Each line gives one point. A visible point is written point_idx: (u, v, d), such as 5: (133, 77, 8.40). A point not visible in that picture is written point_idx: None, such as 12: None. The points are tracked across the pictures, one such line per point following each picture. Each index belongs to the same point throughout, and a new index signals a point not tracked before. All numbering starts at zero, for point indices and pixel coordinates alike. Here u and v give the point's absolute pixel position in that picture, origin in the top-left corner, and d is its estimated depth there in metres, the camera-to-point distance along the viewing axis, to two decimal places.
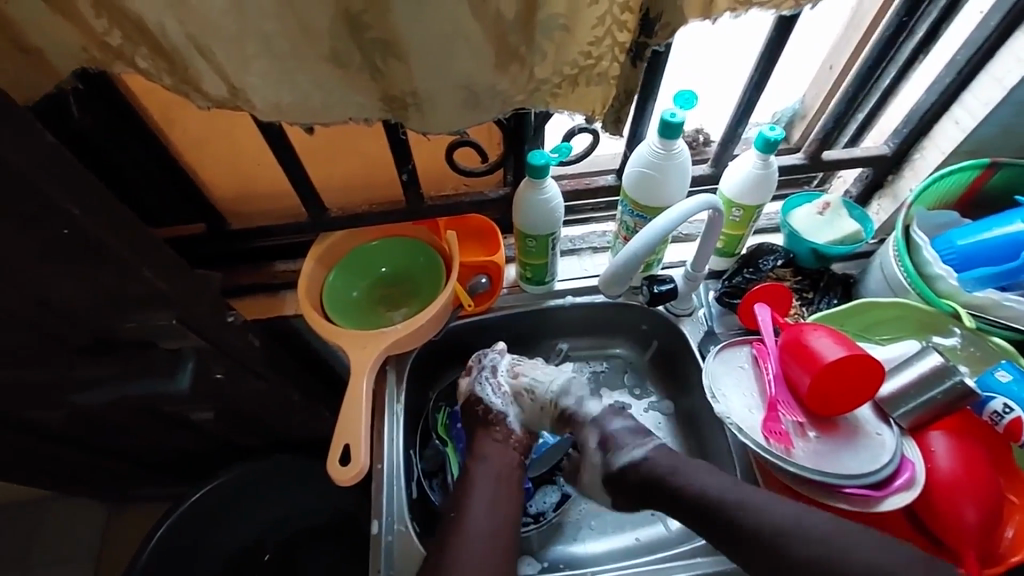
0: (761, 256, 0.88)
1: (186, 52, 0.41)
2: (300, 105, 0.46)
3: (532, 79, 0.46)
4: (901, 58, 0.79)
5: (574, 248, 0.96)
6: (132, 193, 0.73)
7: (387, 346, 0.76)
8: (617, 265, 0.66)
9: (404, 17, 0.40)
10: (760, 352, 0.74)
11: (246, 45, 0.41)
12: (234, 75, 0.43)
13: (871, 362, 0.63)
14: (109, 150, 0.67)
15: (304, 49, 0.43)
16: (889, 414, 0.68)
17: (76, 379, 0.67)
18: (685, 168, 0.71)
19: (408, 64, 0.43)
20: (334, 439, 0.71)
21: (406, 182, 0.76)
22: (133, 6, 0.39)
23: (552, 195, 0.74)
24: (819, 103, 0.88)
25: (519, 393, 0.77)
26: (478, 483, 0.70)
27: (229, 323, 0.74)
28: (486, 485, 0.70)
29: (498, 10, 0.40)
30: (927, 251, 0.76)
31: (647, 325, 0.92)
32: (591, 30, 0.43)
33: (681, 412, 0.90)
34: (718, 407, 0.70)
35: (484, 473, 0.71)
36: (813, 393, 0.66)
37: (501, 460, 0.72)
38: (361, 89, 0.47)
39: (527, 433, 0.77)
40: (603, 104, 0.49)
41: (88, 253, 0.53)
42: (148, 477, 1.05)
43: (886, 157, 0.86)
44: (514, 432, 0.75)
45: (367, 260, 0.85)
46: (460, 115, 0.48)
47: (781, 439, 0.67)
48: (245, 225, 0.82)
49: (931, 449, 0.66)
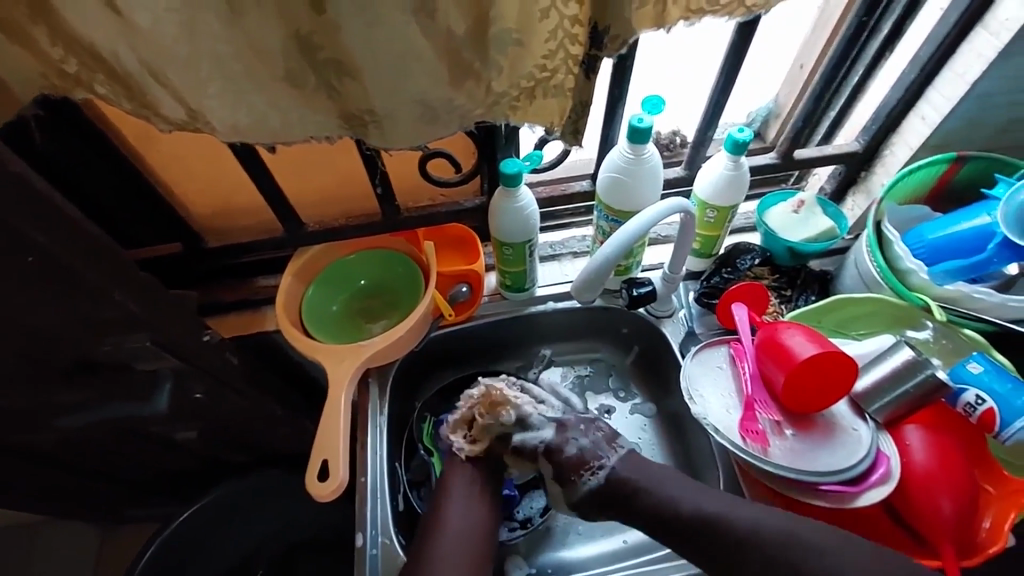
0: (739, 256, 0.89)
1: (141, 78, 0.41)
2: (260, 125, 0.46)
3: (489, 93, 0.46)
4: (868, 56, 0.80)
5: (554, 253, 0.97)
6: (106, 215, 0.73)
7: (365, 358, 0.76)
8: (589, 271, 0.67)
9: (355, 39, 0.40)
10: (736, 351, 0.74)
11: (199, 69, 0.41)
12: (190, 97, 0.43)
13: (843, 358, 0.64)
14: (80, 172, 0.67)
15: (259, 70, 0.43)
16: (864, 409, 0.68)
17: (54, 404, 0.66)
18: (656, 171, 0.72)
19: (364, 83, 0.43)
20: (314, 454, 0.71)
21: (382, 196, 0.77)
22: (85, 33, 0.39)
23: (526, 203, 0.74)
24: (792, 101, 0.89)
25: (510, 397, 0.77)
26: (453, 487, 0.71)
27: (206, 342, 0.73)
28: (461, 483, 0.72)
29: (448, 26, 0.41)
30: (898, 246, 0.77)
31: (628, 328, 0.92)
32: (545, 43, 0.44)
33: (665, 413, 0.90)
34: (696, 409, 0.70)
35: (461, 477, 0.72)
36: (788, 390, 0.66)
37: (473, 465, 0.73)
38: (320, 108, 0.47)
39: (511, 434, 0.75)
40: (561, 115, 0.50)
41: (56, 279, 0.53)
42: (139, 497, 1.05)
43: (857, 154, 0.88)
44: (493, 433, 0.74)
45: (346, 273, 0.85)
46: (420, 130, 0.48)
47: (758, 439, 0.68)
48: (221, 242, 0.82)
49: (906, 442, 0.66)
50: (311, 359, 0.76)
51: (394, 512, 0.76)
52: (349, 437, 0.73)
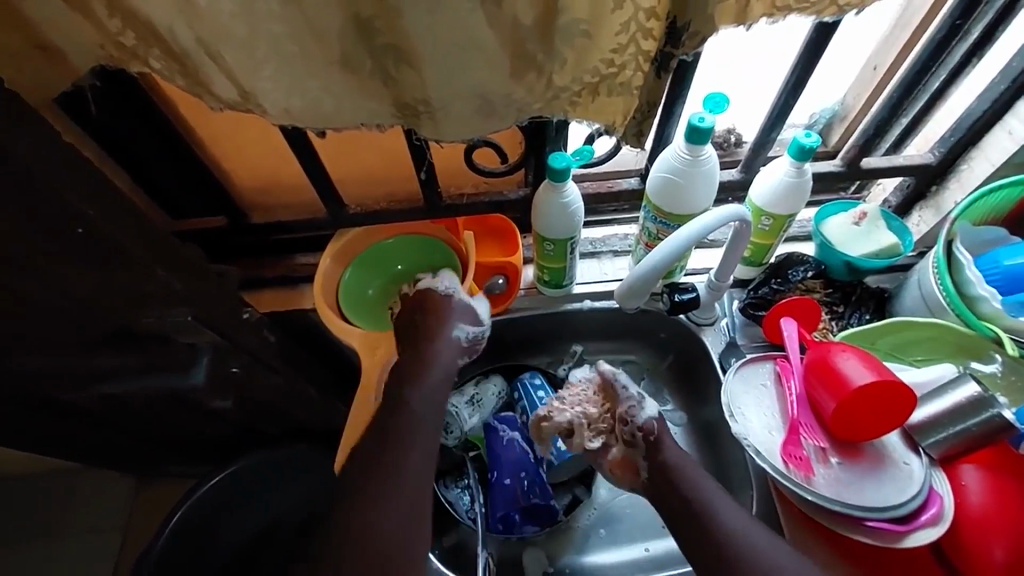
0: (790, 266, 0.85)
1: (195, 55, 0.40)
2: (312, 111, 0.45)
3: (551, 87, 0.44)
4: (952, 62, 0.73)
5: (594, 251, 0.94)
6: (155, 183, 0.74)
7: (400, 349, 0.75)
8: (635, 278, 0.64)
9: (416, 28, 0.38)
10: (783, 369, 0.71)
11: (255, 50, 0.40)
12: (244, 79, 0.41)
13: (903, 388, 0.60)
14: (131, 141, 0.67)
15: (315, 53, 0.41)
16: (918, 442, 0.64)
17: (99, 367, 0.68)
18: (712, 175, 0.69)
19: (420, 72, 0.41)
20: (343, 441, 0.71)
21: (424, 181, 0.75)
22: (142, 9, 0.37)
23: (573, 198, 0.72)
24: (861, 104, 0.83)
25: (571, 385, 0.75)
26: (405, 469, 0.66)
27: (245, 319, 0.74)
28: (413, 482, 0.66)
29: (514, 16, 0.38)
30: (970, 270, 0.72)
31: (666, 333, 0.89)
32: (614, 37, 0.41)
33: (697, 422, 0.88)
34: (736, 428, 0.66)
35: (417, 462, 0.67)
36: (838, 416, 0.63)
37: (438, 429, 0.71)
38: (374, 95, 0.45)
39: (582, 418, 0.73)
40: (624, 116, 0.47)
41: (101, 251, 0.53)
42: (172, 456, 1.08)
43: (931, 166, 0.81)
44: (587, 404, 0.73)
45: (385, 257, 0.85)
46: (474, 124, 0.46)
47: (801, 465, 0.64)
48: (264, 220, 0.82)
49: (961, 483, 0.62)
50: (345, 341, 0.76)
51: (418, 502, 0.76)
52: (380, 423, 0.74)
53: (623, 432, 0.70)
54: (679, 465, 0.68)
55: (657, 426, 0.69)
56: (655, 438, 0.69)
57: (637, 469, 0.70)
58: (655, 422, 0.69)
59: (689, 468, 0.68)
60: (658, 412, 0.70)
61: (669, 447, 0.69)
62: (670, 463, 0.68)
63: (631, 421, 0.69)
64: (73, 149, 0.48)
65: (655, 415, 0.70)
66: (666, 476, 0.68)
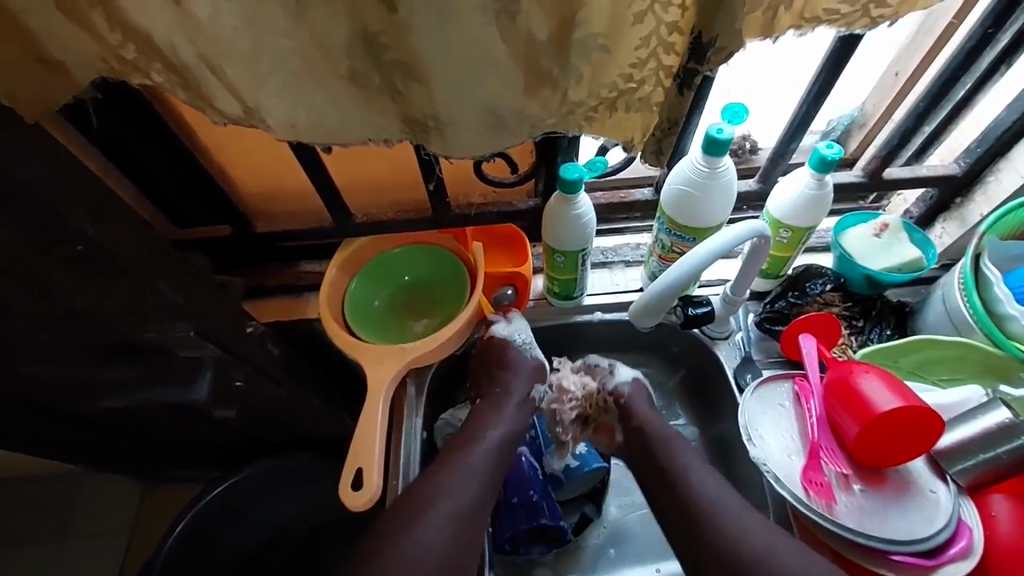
0: (809, 279, 0.82)
1: (196, 70, 0.38)
2: (317, 126, 0.43)
3: (565, 102, 0.42)
4: (980, 69, 0.70)
5: (605, 261, 0.92)
6: (161, 191, 0.73)
7: (407, 362, 0.72)
8: (650, 296, 0.62)
9: (425, 44, 0.36)
10: (802, 390, 0.68)
11: (258, 65, 0.38)
12: (248, 94, 0.39)
13: (930, 413, 0.57)
14: (135, 149, 0.66)
15: (320, 68, 0.39)
16: (944, 469, 0.62)
17: (100, 380, 0.66)
18: (730, 187, 0.66)
19: (429, 88, 0.39)
20: (348, 463, 0.68)
21: (433, 192, 0.74)
22: (140, 23, 0.36)
23: (585, 210, 0.70)
24: (880, 111, 0.80)
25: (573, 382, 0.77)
26: (455, 474, 0.64)
27: (249, 333, 0.72)
28: (464, 485, 0.64)
29: (529, 30, 0.37)
30: (999, 288, 0.69)
31: (679, 347, 0.87)
32: (634, 51, 0.39)
33: (710, 437, 0.85)
34: (754, 452, 0.64)
35: (480, 468, 0.66)
36: (861, 441, 0.60)
37: (501, 445, 0.69)
38: (381, 110, 0.43)
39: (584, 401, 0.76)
40: (643, 133, 0.45)
41: (101, 266, 0.52)
42: (175, 463, 1.07)
43: (955, 177, 0.78)
44: (574, 394, 0.76)
45: (391, 267, 0.82)
46: (486, 141, 0.44)
47: (822, 493, 0.61)
48: (269, 228, 0.81)
49: (991, 513, 0.60)
50: (353, 357, 0.73)
51: None
52: (385, 444, 0.70)
53: (598, 398, 0.76)
54: (655, 431, 0.70)
55: (628, 390, 0.75)
56: (626, 402, 0.74)
57: (612, 435, 0.75)
58: (625, 382, 0.76)
59: (665, 432, 0.70)
60: (630, 377, 0.76)
61: (642, 408, 0.73)
62: (641, 422, 0.71)
63: (604, 386, 0.76)
64: (72, 163, 0.46)
65: (627, 377, 0.76)
66: (639, 441, 0.70)
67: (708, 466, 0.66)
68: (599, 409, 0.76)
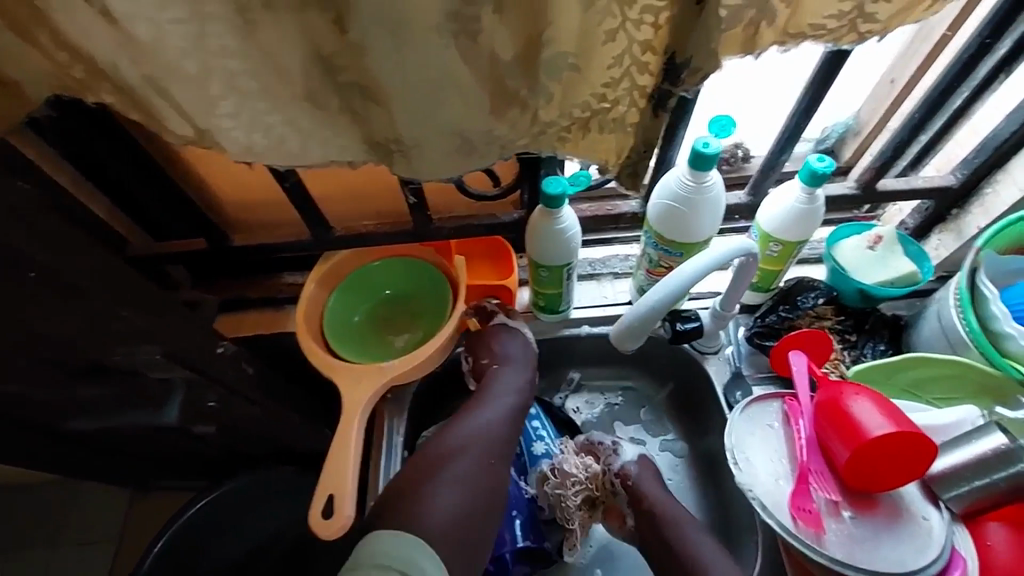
0: (801, 292, 0.80)
1: (143, 92, 0.36)
2: (275, 149, 0.41)
3: (536, 122, 0.40)
4: (978, 78, 0.68)
5: (593, 272, 0.89)
6: (133, 204, 0.71)
7: (386, 382, 0.70)
8: (633, 318, 0.60)
9: (381, 65, 0.34)
10: (792, 410, 0.66)
11: (207, 86, 0.36)
12: (198, 116, 0.37)
13: (923, 439, 0.55)
14: (101, 163, 0.64)
15: (275, 89, 0.37)
16: (938, 495, 0.60)
17: (65, 404, 0.64)
18: (717, 202, 0.64)
19: (390, 109, 0.37)
20: (318, 490, 0.66)
21: (413, 206, 0.71)
22: (80, 43, 0.34)
23: (569, 224, 0.68)
24: (875, 120, 0.78)
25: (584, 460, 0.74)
26: (450, 455, 0.68)
27: (218, 354, 0.70)
28: (462, 466, 0.67)
29: (492, 50, 0.35)
30: (996, 306, 0.67)
31: (668, 361, 0.85)
32: (607, 70, 0.37)
33: (699, 453, 0.83)
34: (741, 477, 0.62)
35: (461, 444, 0.69)
36: (852, 468, 0.58)
37: (491, 424, 0.71)
38: (343, 130, 0.41)
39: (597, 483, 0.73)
40: (617, 154, 0.44)
41: (56, 292, 0.49)
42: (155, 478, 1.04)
43: (952, 188, 0.76)
44: (577, 477, 0.73)
45: (372, 281, 0.80)
46: (455, 163, 0.42)
47: (811, 521, 0.59)
48: (245, 242, 0.77)
49: (987, 542, 0.57)
50: (330, 378, 0.71)
51: None
52: (358, 472, 0.68)
53: (604, 479, 0.73)
54: (665, 514, 0.68)
55: (633, 470, 0.72)
56: (633, 483, 0.71)
57: (622, 518, 0.73)
58: (633, 468, 0.72)
59: (679, 522, 0.68)
60: (636, 456, 0.74)
61: (652, 496, 0.70)
62: (653, 506, 0.69)
63: (609, 467, 0.73)
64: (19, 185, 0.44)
65: (633, 458, 0.73)
66: (651, 527, 0.69)
67: (699, 526, 0.68)
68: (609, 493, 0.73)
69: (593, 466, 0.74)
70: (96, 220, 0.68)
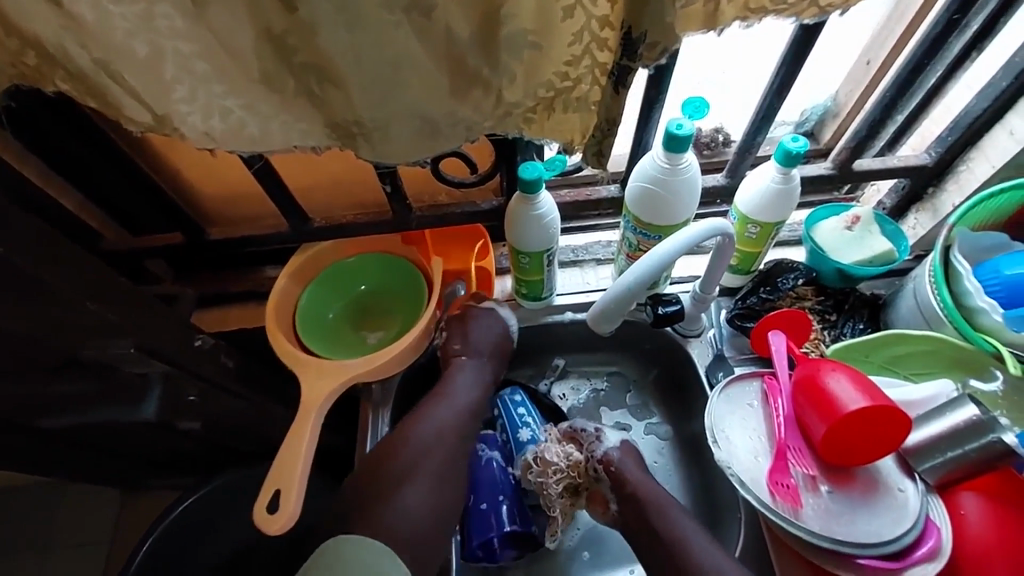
0: (780, 274, 0.80)
1: (96, 77, 0.36)
2: (236, 134, 0.41)
3: (500, 103, 0.40)
4: (952, 54, 0.69)
5: (575, 259, 0.90)
6: (106, 197, 0.70)
7: (347, 380, 0.69)
8: (607, 301, 0.60)
9: (334, 43, 0.34)
10: (770, 388, 0.67)
11: (161, 68, 0.36)
12: (154, 101, 0.37)
13: (898, 413, 0.56)
14: (73, 155, 0.63)
15: (231, 71, 0.37)
16: (913, 467, 0.61)
17: (38, 404, 0.63)
18: (694, 184, 0.64)
19: (349, 91, 0.37)
20: (264, 484, 0.64)
21: (390, 194, 0.71)
22: (28, 28, 0.34)
23: (547, 209, 0.68)
24: (853, 100, 0.79)
25: (569, 449, 0.74)
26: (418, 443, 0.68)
27: (198, 347, 0.71)
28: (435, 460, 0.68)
29: (448, 27, 0.35)
30: (969, 281, 0.68)
31: (651, 345, 0.85)
32: (568, 47, 0.37)
33: (683, 435, 0.84)
34: (720, 454, 0.62)
35: (433, 436, 0.69)
36: (828, 443, 0.59)
37: (463, 415, 0.72)
38: (304, 114, 0.41)
39: (580, 469, 0.73)
40: (583, 133, 0.44)
41: (20, 286, 0.49)
42: (142, 477, 1.04)
43: (927, 167, 0.77)
44: (558, 466, 0.72)
45: (347, 276, 0.80)
46: (419, 145, 0.42)
47: (789, 496, 0.60)
48: (224, 234, 0.77)
49: (960, 512, 0.59)
50: (293, 370, 0.69)
51: None
52: (308, 465, 0.66)
53: (586, 466, 0.73)
54: (648, 497, 0.67)
55: (616, 455, 0.71)
56: (616, 468, 0.71)
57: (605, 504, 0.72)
58: (615, 451, 0.72)
59: (661, 505, 0.67)
60: (617, 441, 0.73)
61: (629, 474, 0.70)
62: (635, 491, 0.68)
63: (592, 455, 0.72)
64: None
65: (616, 443, 0.73)
66: (637, 514, 0.67)
67: (685, 511, 0.67)
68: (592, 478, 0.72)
69: (571, 450, 0.74)
70: (68, 215, 0.68)
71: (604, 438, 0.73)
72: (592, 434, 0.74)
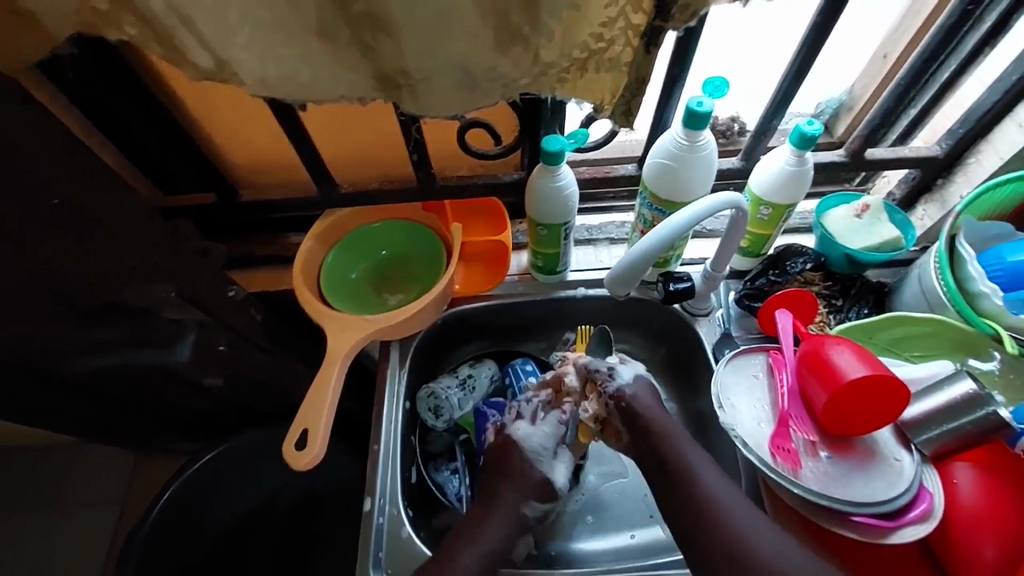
0: (789, 258, 0.83)
1: (167, 20, 0.39)
2: (289, 80, 0.44)
3: (537, 62, 0.44)
4: (965, 50, 0.71)
5: (589, 238, 0.93)
6: (143, 154, 0.73)
7: (369, 333, 0.72)
8: (625, 265, 0.63)
9: None
10: (775, 361, 0.70)
11: (227, 13, 0.39)
12: (218, 46, 0.40)
13: (896, 382, 0.59)
14: (119, 111, 0.67)
15: (290, 21, 0.40)
16: (910, 439, 0.63)
17: None
18: (710, 161, 0.67)
19: (400, 41, 0.41)
20: (293, 424, 0.67)
21: (416, 162, 0.73)
22: None
23: (567, 181, 0.71)
24: (868, 94, 0.81)
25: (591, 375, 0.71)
26: None
27: (229, 297, 0.75)
28: None
29: None
30: (972, 266, 0.70)
31: (660, 322, 0.88)
32: (604, 10, 0.41)
33: (688, 411, 0.86)
34: (724, 418, 0.65)
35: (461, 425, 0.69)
36: (829, 410, 0.62)
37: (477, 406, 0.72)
38: (353, 66, 0.45)
39: (597, 406, 0.70)
40: (612, 95, 0.47)
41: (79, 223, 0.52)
42: (157, 437, 1.06)
43: (937, 159, 0.79)
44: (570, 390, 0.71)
45: (370, 241, 0.83)
46: (458, 98, 0.46)
47: (789, 458, 0.64)
48: (256, 197, 0.81)
49: (953, 480, 0.61)
50: (318, 324, 0.73)
51: (405, 482, 0.76)
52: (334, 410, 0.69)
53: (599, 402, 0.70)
54: (663, 429, 0.65)
55: (630, 390, 0.69)
56: (629, 402, 0.68)
57: (618, 436, 0.69)
58: (629, 387, 0.69)
59: (673, 433, 0.65)
60: (632, 377, 0.70)
61: (643, 406, 0.68)
62: (649, 424, 0.66)
63: (603, 391, 0.69)
64: None
65: (630, 378, 0.70)
66: (651, 444, 0.65)
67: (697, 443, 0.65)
68: (602, 414, 0.70)
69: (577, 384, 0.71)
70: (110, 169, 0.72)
71: (617, 375, 0.70)
72: (603, 371, 0.70)
